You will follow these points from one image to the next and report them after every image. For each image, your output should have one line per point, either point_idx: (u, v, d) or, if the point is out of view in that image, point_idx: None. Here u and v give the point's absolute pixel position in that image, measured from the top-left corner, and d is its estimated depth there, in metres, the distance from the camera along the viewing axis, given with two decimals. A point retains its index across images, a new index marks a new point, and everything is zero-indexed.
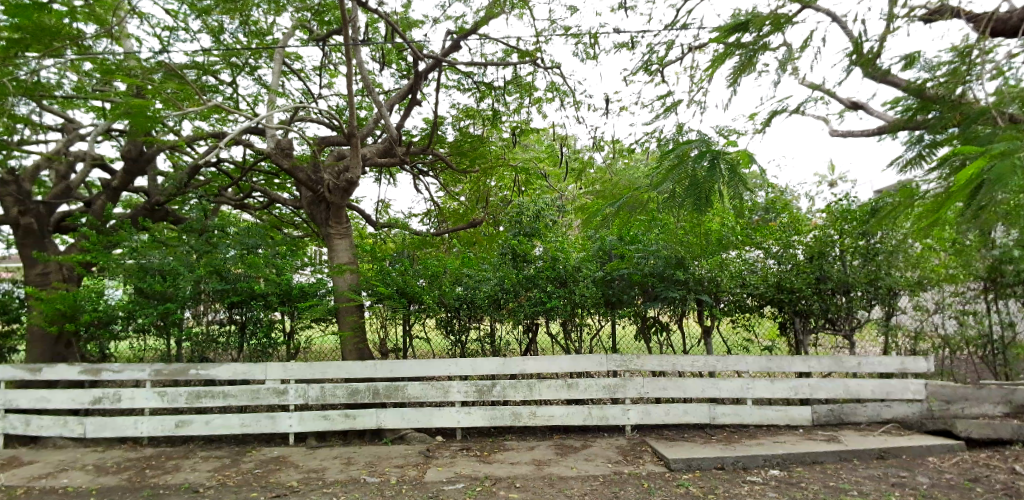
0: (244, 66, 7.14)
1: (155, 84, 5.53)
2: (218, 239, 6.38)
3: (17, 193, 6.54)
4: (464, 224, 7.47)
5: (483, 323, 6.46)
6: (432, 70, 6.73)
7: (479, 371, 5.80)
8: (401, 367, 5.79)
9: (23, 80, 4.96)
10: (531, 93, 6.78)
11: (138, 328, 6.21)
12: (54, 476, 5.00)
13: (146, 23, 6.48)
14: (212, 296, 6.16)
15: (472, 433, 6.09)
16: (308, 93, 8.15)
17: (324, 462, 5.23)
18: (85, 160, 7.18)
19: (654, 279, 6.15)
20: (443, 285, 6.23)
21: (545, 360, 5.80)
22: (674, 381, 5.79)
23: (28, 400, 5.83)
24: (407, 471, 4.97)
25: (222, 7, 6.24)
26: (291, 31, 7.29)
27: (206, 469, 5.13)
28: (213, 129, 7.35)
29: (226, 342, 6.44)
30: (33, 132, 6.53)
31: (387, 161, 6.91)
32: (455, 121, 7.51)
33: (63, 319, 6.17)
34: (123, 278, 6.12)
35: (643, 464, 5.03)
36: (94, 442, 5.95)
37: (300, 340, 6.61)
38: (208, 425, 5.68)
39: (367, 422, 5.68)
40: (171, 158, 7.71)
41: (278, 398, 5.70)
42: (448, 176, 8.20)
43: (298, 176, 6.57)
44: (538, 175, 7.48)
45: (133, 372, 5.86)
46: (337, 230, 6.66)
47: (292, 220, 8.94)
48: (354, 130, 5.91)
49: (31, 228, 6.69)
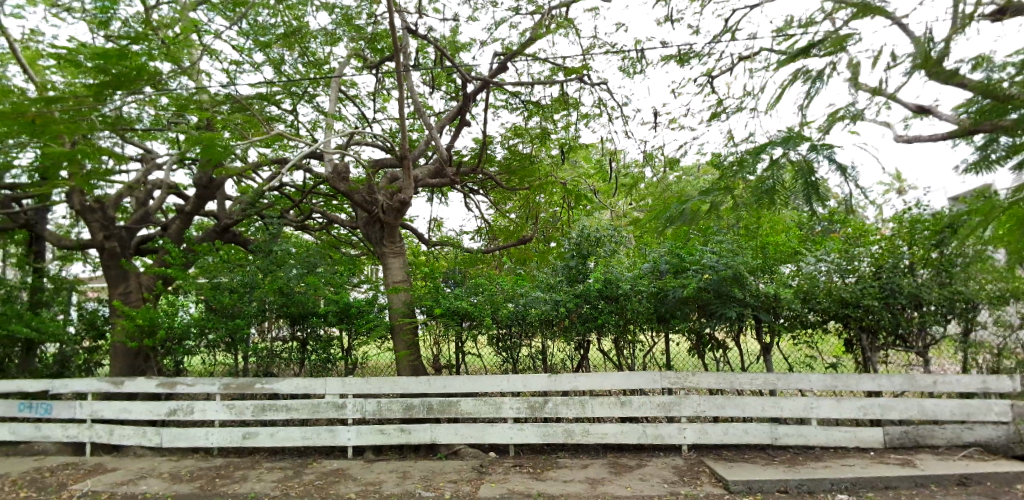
0: (304, 95, 7.54)
1: (224, 116, 5.93)
2: (282, 258, 6.73)
3: (103, 219, 7.14)
4: (515, 241, 7.60)
5: (535, 341, 6.51)
6: (480, 91, 6.87)
7: (531, 387, 5.82)
8: (453, 383, 5.88)
9: (109, 115, 5.37)
10: (577, 109, 6.82)
11: (209, 344, 6.57)
12: (134, 483, 5.31)
13: (215, 58, 6.95)
14: (276, 313, 6.50)
15: (525, 450, 6.07)
16: (363, 118, 8.51)
17: (382, 475, 5.35)
18: (162, 188, 7.70)
19: (709, 295, 5.93)
20: (496, 301, 6.31)
21: (597, 377, 5.75)
22: (733, 399, 5.61)
23: (112, 411, 6.25)
24: (461, 486, 5.02)
25: (284, 42, 6.64)
26: (347, 60, 7.61)
27: (271, 480, 5.33)
28: (276, 155, 7.73)
29: (289, 357, 6.73)
30: (117, 163, 7.09)
31: (438, 182, 7.10)
32: (504, 139, 7.59)
33: (144, 336, 6.63)
34: (196, 296, 6.56)
35: (701, 485, 4.89)
36: (169, 452, 6.30)
37: (357, 356, 6.80)
38: (272, 437, 5.90)
39: (422, 437, 5.78)
40: (239, 184, 8.21)
41: (337, 412, 5.89)
42: (498, 193, 8.36)
43: (355, 199, 6.81)
44: (588, 190, 7.50)
45: (205, 386, 6.18)
46: (391, 249, 6.85)
47: (349, 239, 9.28)
48: (407, 153, 6.07)
49: (114, 251, 7.21)
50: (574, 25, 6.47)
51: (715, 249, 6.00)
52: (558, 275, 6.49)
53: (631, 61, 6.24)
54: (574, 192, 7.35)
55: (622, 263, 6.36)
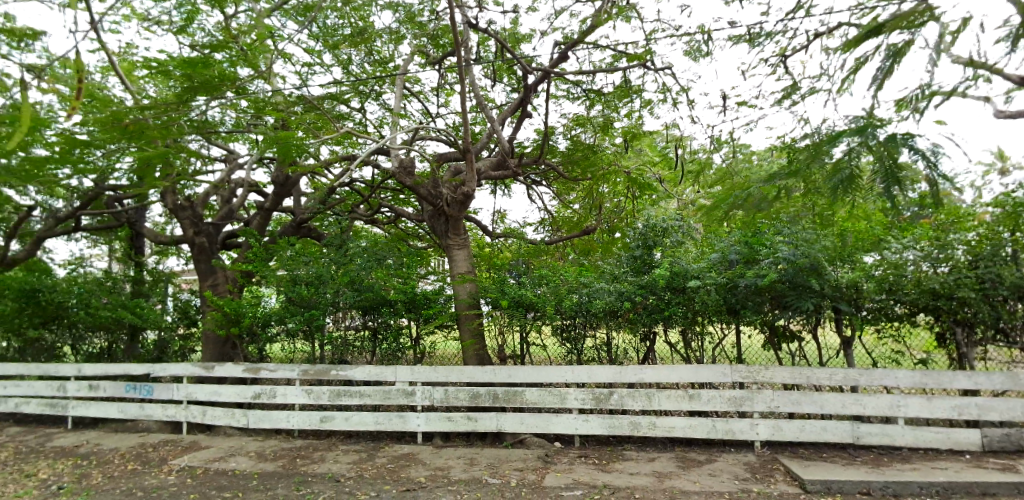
0: (371, 93, 7.80)
1: (297, 116, 6.24)
2: (353, 251, 7.02)
3: (193, 216, 7.69)
4: (578, 232, 7.57)
5: (600, 332, 6.47)
6: (541, 81, 6.85)
7: (596, 379, 5.79)
8: (518, 373, 5.94)
9: (196, 120, 5.77)
10: (641, 95, 6.67)
11: (288, 332, 6.97)
12: (225, 460, 5.73)
13: (289, 61, 7.31)
14: (349, 304, 6.79)
15: (591, 441, 6.06)
16: (428, 114, 8.70)
17: (450, 461, 5.50)
18: (244, 186, 8.20)
19: (783, 286, 5.67)
20: (560, 292, 6.32)
21: (664, 369, 5.65)
22: (809, 395, 5.36)
23: (204, 393, 6.75)
24: (527, 474, 5.09)
25: (351, 42, 6.89)
26: (411, 57, 7.80)
27: (347, 462, 5.60)
28: (346, 152, 8.05)
29: (361, 346, 7.02)
30: (204, 163, 7.62)
31: (501, 174, 7.16)
32: (566, 129, 7.55)
33: (231, 325, 7.10)
34: (276, 288, 6.96)
35: (775, 483, 4.72)
36: (255, 432, 6.74)
37: (425, 345, 6.99)
38: (347, 421, 6.19)
39: (488, 425, 5.89)
40: (313, 181, 8.62)
41: (407, 399, 6.10)
42: (561, 184, 8.33)
43: (420, 192, 6.99)
44: (653, 179, 7.35)
45: (285, 371, 6.56)
46: (456, 241, 6.97)
47: (416, 232, 9.54)
48: (470, 146, 6.16)
49: (203, 245, 7.76)
50: (636, 10, 6.33)
51: (789, 237, 5.73)
52: (622, 266, 6.40)
53: (697, 44, 6.03)
54: (639, 181, 7.22)
55: (690, 254, 6.19)
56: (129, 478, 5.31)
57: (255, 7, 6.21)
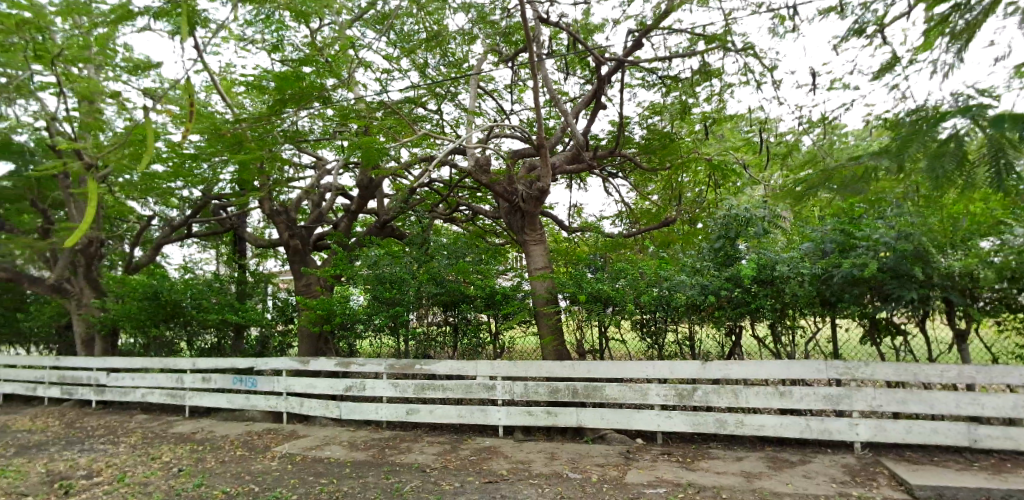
0: (447, 94, 8.00)
1: (378, 121, 6.53)
2: (434, 249, 7.25)
3: (287, 220, 8.24)
4: (657, 224, 7.40)
5: (682, 326, 6.29)
6: (615, 71, 6.73)
7: (678, 374, 5.65)
8: (598, 368, 5.91)
9: (287, 130, 6.17)
10: (720, 78, 6.39)
11: (376, 328, 7.32)
12: (321, 448, 6.11)
13: (369, 69, 7.65)
14: (431, 300, 7.02)
15: (674, 438, 5.92)
16: (502, 111, 8.80)
17: (531, 455, 5.56)
18: (332, 190, 8.67)
19: (885, 276, 5.25)
20: (639, 286, 6.21)
21: (751, 365, 5.42)
22: (917, 394, 4.94)
23: (302, 385, 7.23)
24: (608, 470, 5.05)
25: (426, 46, 7.10)
26: (484, 56, 7.91)
27: (432, 453, 5.81)
28: (425, 153, 8.31)
29: (443, 341, 7.23)
30: (296, 170, 8.13)
31: (575, 167, 7.12)
32: (642, 119, 7.38)
33: (324, 321, 7.55)
34: (363, 286, 7.33)
35: (878, 487, 4.40)
36: (347, 423, 7.14)
37: (505, 340, 7.09)
38: (431, 414, 6.42)
39: (569, 420, 5.91)
40: (394, 183, 8.97)
41: (488, 392, 6.23)
42: (638, 175, 8.17)
43: (496, 190, 7.08)
44: (735, 166, 7.03)
45: (374, 365, 6.89)
46: (532, 237, 7.01)
47: (493, 229, 9.69)
48: (544, 141, 6.18)
49: (297, 247, 8.30)
50: None
51: (891, 223, 5.30)
52: (704, 258, 6.19)
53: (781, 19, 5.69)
54: (721, 169, 6.93)
55: (778, 243, 5.88)
56: (238, 462, 5.80)
57: (337, 20, 6.55)
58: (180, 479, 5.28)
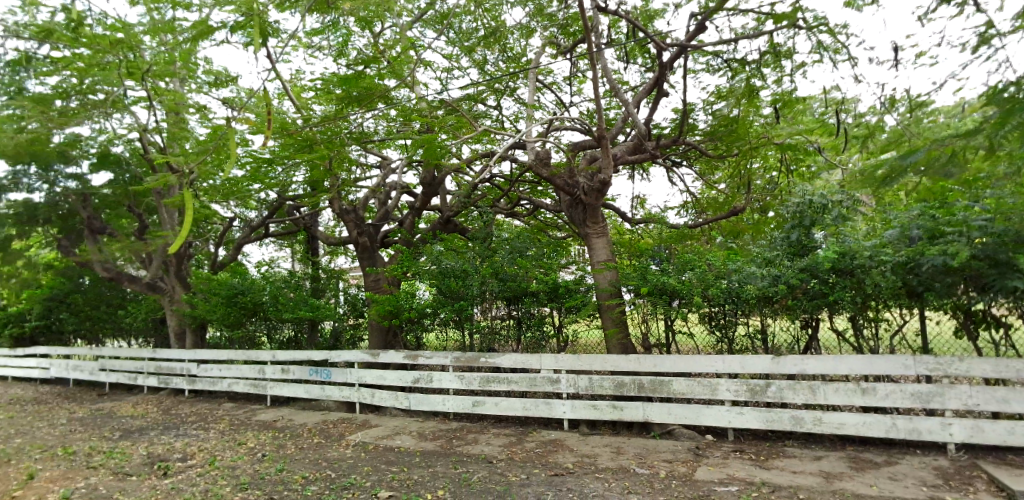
0: (506, 89, 8.04)
1: (440, 119, 6.66)
2: (496, 244, 7.33)
3: (356, 219, 8.56)
4: (725, 213, 7.15)
5: (753, 319, 6.05)
6: (677, 57, 6.54)
7: (749, 369, 5.45)
8: (664, 362, 5.79)
9: (354, 132, 6.40)
10: (791, 58, 6.08)
11: (442, 322, 7.49)
12: (392, 438, 6.33)
13: (430, 68, 7.80)
14: (494, 294, 7.11)
15: (746, 435, 5.72)
16: (561, 103, 8.75)
17: (597, 449, 5.53)
18: (397, 188, 8.92)
19: (982, 264, 4.83)
20: (706, 278, 6.03)
21: (830, 360, 5.15)
22: (1021, 393, 4.53)
23: (372, 377, 7.51)
24: (676, 466, 4.95)
25: (485, 43, 7.16)
26: (542, 49, 7.88)
27: (498, 444, 5.89)
28: (485, 149, 8.40)
29: (507, 334, 7.31)
30: (363, 170, 8.42)
31: (637, 158, 6.99)
32: (707, 105, 7.13)
33: (392, 316, 7.80)
34: (429, 281, 7.52)
35: (975, 493, 4.07)
36: (416, 413, 7.35)
37: (568, 333, 7.07)
38: (497, 406, 6.51)
39: (635, 415, 5.83)
40: (456, 179, 9.12)
41: (552, 386, 6.24)
42: (703, 163, 7.91)
43: (557, 183, 7.05)
44: (809, 150, 6.68)
45: (440, 358, 7.06)
46: (594, 230, 6.94)
47: (555, 222, 9.67)
48: (604, 132, 6.10)
49: (366, 244, 8.60)
50: None
51: (987, 206, 4.88)
52: (776, 248, 5.93)
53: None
54: (793, 153, 6.60)
55: (857, 231, 5.55)
56: (316, 449, 6.10)
57: (398, 22, 6.71)
58: (264, 464, 5.61)
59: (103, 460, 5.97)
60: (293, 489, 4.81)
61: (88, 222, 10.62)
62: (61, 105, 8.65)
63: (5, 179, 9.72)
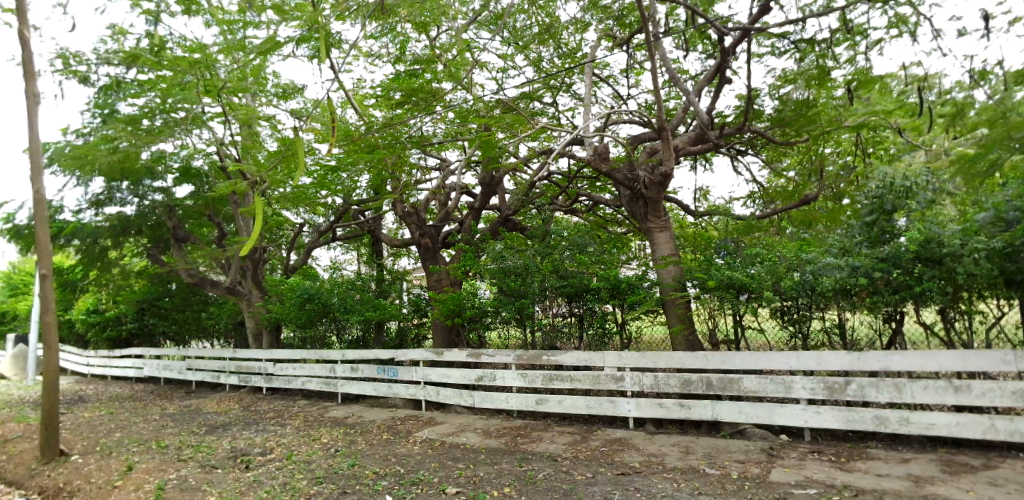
0: (562, 86, 7.99)
1: (497, 119, 6.70)
2: (556, 241, 7.30)
3: (418, 221, 8.76)
4: (795, 203, 6.81)
5: (829, 313, 5.73)
6: (739, 42, 6.28)
7: (827, 366, 5.16)
8: (734, 359, 5.58)
9: (413, 137, 6.55)
10: (865, 35, 5.72)
11: (503, 320, 7.55)
12: (458, 435, 6.43)
13: (486, 69, 7.86)
14: (555, 292, 7.08)
15: (824, 435, 5.43)
16: (619, 97, 8.61)
17: (664, 448, 5.40)
18: (456, 190, 9.05)
19: None
20: (777, 271, 5.76)
21: (917, 356, 4.79)
22: None
23: (437, 375, 7.65)
24: (749, 467, 4.76)
25: (540, 41, 7.15)
26: (598, 43, 7.78)
27: (563, 442, 5.86)
28: (542, 146, 8.38)
29: (569, 332, 7.27)
30: (423, 173, 8.60)
31: (699, 148, 6.78)
32: (772, 90, 6.82)
33: (455, 315, 7.93)
34: (490, 280, 7.60)
35: None
36: (480, 411, 7.44)
37: (632, 330, 6.95)
38: (560, 404, 6.48)
39: (703, 413, 5.65)
40: (515, 178, 9.16)
41: (616, 384, 6.14)
42: (770, 151, 7.57)
43: (616, 178, 6.94)
44: (888, 132, 6.26)
45: (503, 356, 7.10)
46: (656, 224, 6.79)
47: (614, 218, 9.51)
48: (664, 123, 5.95)
49: (427, 245, 8.79)
50: None
51: None
52: (853, 237, 5.60)
53: None
54: (869, 136, 6.21)
55: (944, 217, 5.15)
56: (385, 445, 6.28)
57: (453, 25, 6.81)
58: (337, 459, 5.83)
59: (192, 453, 6.39)
60: (365, 484, 4.97)
61: (174, 232, 11.39)
62: (148, 124, 9.33)
63: (102, 194, 10.59)
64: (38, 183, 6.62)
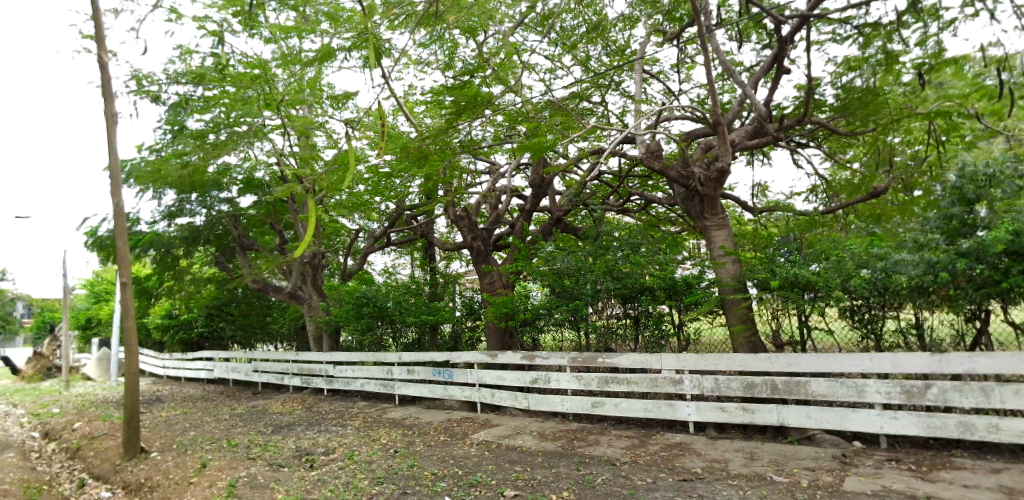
0: (611, 84, 7.88)
1: (546, 120, 6.68)
2: (608, 241, 7.20)
3: (469, 224, 8.84)
4: (862, 196, 6.46)
5: (905, 313, 5.40)
6: (798, 30, 6.02)
7: (904, 368, 4.85)
8: (800, 361, 5.33)
9: (463, 142, 6.62)
10: (937, 16, 5.36)
11: (557, 322, 7.52)
12: (514, 437, 6.42)
13: (534, 70, 7.85)
14: (609, 293, 6.99)
15: (902, 442, 5.10)
16: (670, 93, 8.42)
17: (727, 454, 5.22)
18: (507, 192, 9.08)
19: None
20: (845, 268, 5.47)
21: (1008, 358, 4.43)
22: None
23: (492, 377, 7.68)
24: (820, 475, 4.53)
25: (587, 39, 7.07)
26: (647, 39, 7.63)
27: (621, 446, 5.75)
28: (592, 146, 8.29)
29: (624, 334, 7.15)
30: (474, 176, 8.67)
31: (757, 142, 6.54)
32: (834, 79, 6.51)
33: (508, 317, 7.97)
34: (542, 282, 7.60)
35: None
36: (535, 414, 7.42)
37: (690, 332, 6.77)
38: (617, 407, 6.36)
39: (769, 418, 5.42)
40: (565, 179, 9.11)
41: (675, 387, 5.99)
42: (834, 142, 7.21)
43: (670, 175, 6.77)
44: (966, 118, 5.85)
45: (557, 359, 7.05)
46: (713, 222, 6.58)
47: (668, 217, 9.30)
48: (719, 117, 5.76)
49: (479, 248, 8.85)
50: None
51: None
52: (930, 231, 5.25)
53: None
54: (944, 123, 5.82)
55: None
56: (442, 447, 6.34)
57: (500, 28, 6.84)
58: (396, 460, 5.94)
59: (260, 452, 6.66)
60: (424, 485, 5.03)
61: (239, 240, 11.93)
62: (214, 138, 9.81)
63: (174, 206, 11.22)
64: (117, 197, 7.07)
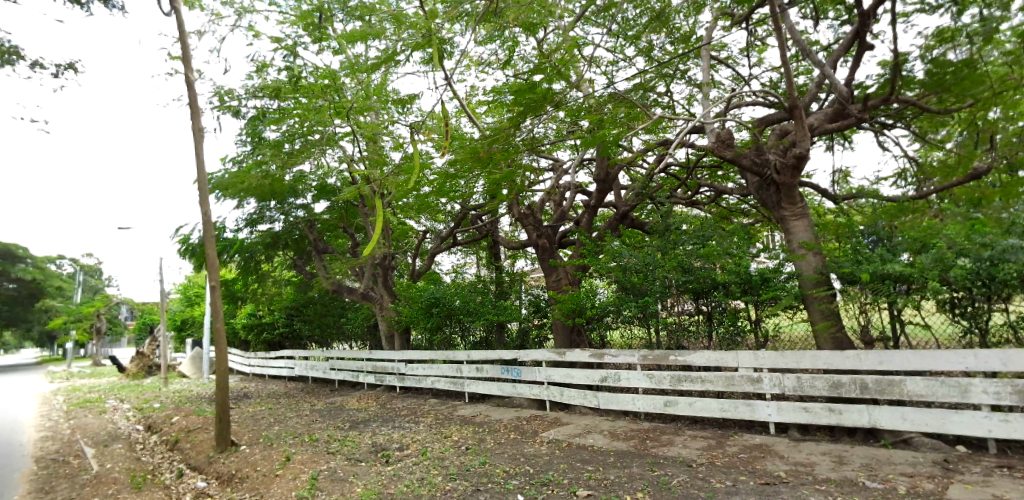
0: (676, 73, 7.64)
1: (610, 113, 6.56)
2: (678, 235, 6.99)
3: (534, 222, 8.84)
4: (958, 179, 5.82)
5: (1015, 305, 4.90)
6: (881, 2, 5.60)
7: (1016, 366, 4.39)
8: (893, 358, 4.95)
9: (526, 139, 6.61)
10: None
11: (625, 319, 7.40)
12: (584, 436, 6.35)
13: (596, 64, 7.73)
14: (679, 288, 6.78)
15: (1015, 448, 4.64)
16: (739, 78, 8.06)
17: (813, 457, 4.93)
18: (571, 188, 9.00)
19: None
20: (942, 258, 5.03)
21: None
22: None
23: (560, 375, 7.64)
24: (919, 481, 4.19)
25: (650, 28, 6.89)
26: (713, 23, 7.34)
27: (696, 447, 5.56)
28: (658, 138, 8.07)
29: (697, 330, 6.92)
30: (537, 174, 8.65)
31: (838, 126, 6.14)
32: (924, 53, 6.01)
33: (576, 314, 7.91)
34: (609, 278, 7.51)
35: None
36: (606, 412, 7.31)
37: (768, 328, 6.45)
38: (691, 406, 6.15)
39: (858, 419, 5.07)
40: (630, 173, 8.92)
41: (753, 386, 5.72)
42: (926, 122, 6.66)
43: (742, 164, 6.47)
44: None
45: (626, 356, 6.91)
46: (790, 211, 6.24)
47: (740, 208, 8.91)
48: (795, 101, 5.46)
49: (545, 246, 8.82)
50: None
51: None
52: None
53: None
54: None
55: None
56: (513, 444, 6.37)
57: (560, 23, 6.78)
58: (468, 457, 6.01)
59: (339, 447, 6.93)
60: (496, 482, 5.06)
61: (314, 244, 12.48)
62: (289, 147, 10.30)
63: (255, 214, 11.79)
64: (205, 206, 7.55)
